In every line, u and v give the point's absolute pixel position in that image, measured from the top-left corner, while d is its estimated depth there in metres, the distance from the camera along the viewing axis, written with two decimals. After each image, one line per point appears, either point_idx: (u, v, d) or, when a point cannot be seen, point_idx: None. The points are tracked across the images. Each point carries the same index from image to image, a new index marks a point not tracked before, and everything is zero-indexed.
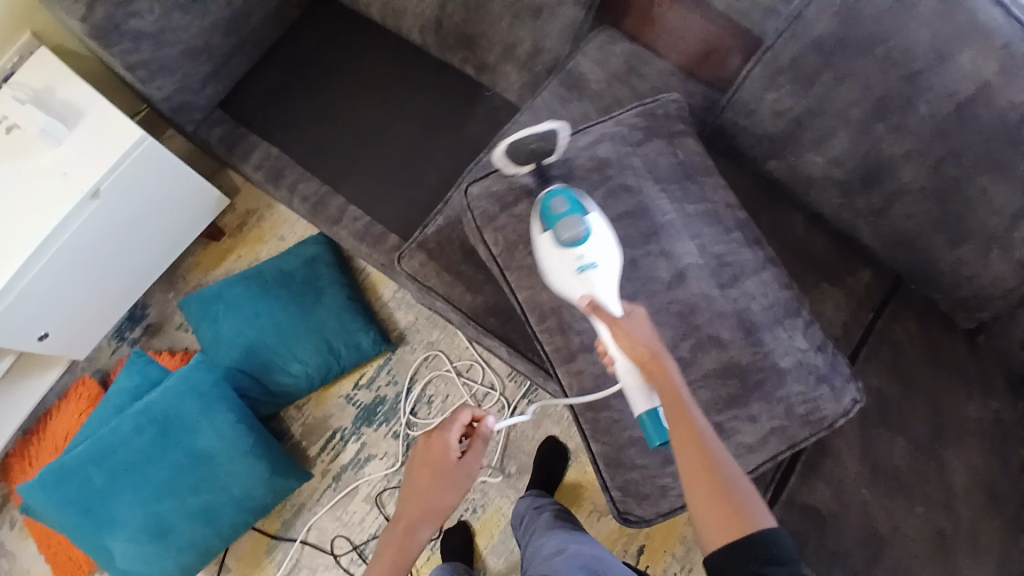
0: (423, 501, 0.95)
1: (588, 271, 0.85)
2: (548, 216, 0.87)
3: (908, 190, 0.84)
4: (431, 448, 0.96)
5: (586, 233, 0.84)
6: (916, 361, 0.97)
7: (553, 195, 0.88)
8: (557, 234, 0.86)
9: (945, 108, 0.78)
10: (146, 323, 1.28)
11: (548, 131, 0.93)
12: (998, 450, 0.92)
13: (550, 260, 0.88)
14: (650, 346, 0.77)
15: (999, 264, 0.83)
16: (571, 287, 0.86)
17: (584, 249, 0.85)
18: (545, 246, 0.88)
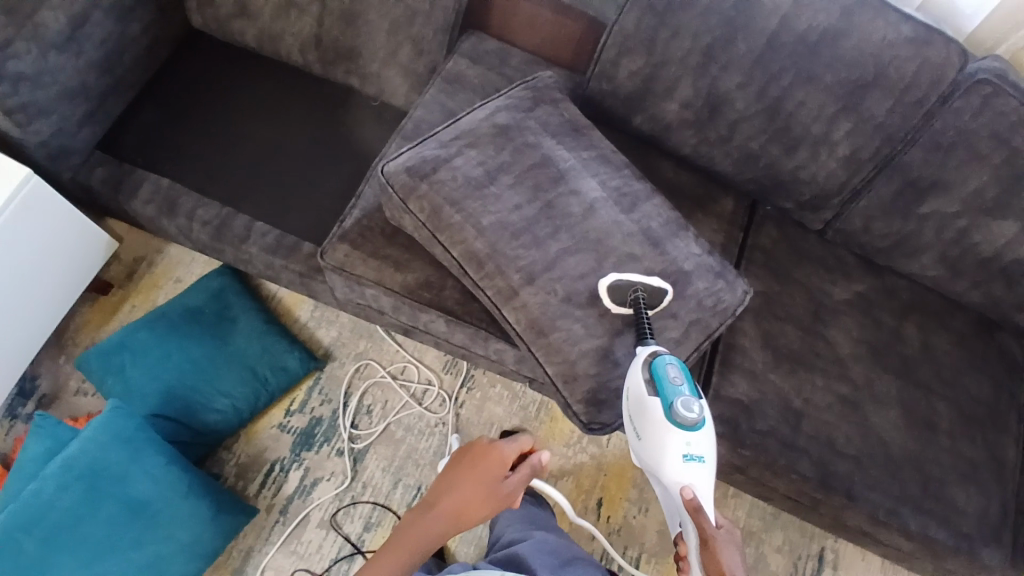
0: (465, 499, 0.89)
1: (692, 464, 0.80)
2: (658, 386, 0.80)
3: (745, 116, 1.05)
4: (485, 458, 0.90)
5: (703, 424, 0.79)
6: (785, 258, 1.17)
7: (665, 362, 0.82)
8: (670, 411, 0.80)
9: (759, 42, 0.99)
10: (38, 396, 1.18)
11: (658, 288, 0.90)
12: (868, 315, 1.15)
13: (654, 439, 0.81)
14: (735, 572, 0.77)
15: (828, 160, 1.06)
16: (670, 471, 0.80)
17: (695, 437, 0.80)
18: (652, 417, 0.81)
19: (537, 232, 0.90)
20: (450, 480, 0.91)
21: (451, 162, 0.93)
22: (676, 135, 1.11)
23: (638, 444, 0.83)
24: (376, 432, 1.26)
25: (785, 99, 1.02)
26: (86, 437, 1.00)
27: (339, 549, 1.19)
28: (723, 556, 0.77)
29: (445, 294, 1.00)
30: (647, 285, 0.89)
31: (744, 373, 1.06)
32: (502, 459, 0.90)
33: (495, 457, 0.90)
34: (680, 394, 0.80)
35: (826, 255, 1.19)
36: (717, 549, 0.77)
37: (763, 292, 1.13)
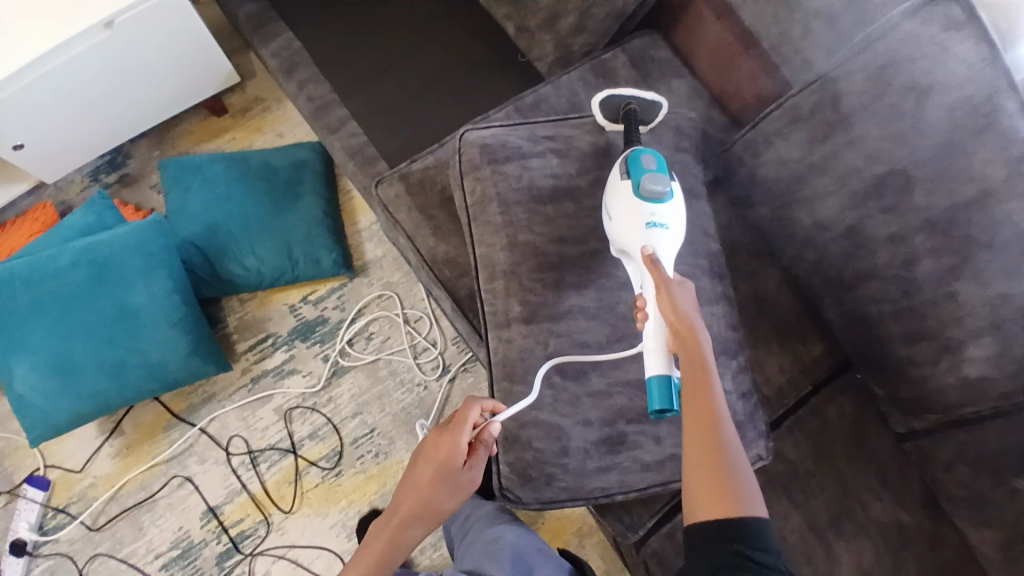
0: (429, 499, 0.78)
1: (655, 230, 0.73)
2: (630, 167, 0.76)
3: (879, 273, 0.85)
4: (437, 449, 0.78)
5: (668, 193, 0.74)
6: (840, 440, 0.98)
7: (643, 149, 0.78)
8: (638, 186, 0.75)
9: (939, 203, 0.79)
10: (123, 173, 1.29)
11: (652, 102, 0.89)
12: (897, 556, 0.94)
13: (620, 208, 0.76)
14: (693, 316, 0.67)
15: (949, 375, 0.84)
16: (631, 240, 0.74)
17: (661, 209, 0.74)
18: (618, 192, 0.76)
19: (563, 277, 0.82)
20: (409, 477, 0.80)
21: (527, 160, 0.86)
22: (793, 251, 0.94)
23: (609, 231, 0.78)
24: (364, 360, 1.27)
25: (935, 282, 0.81)
26: (121, 232, 1.08)
27: (279, 439, 1.23)
28: (676, 297, 0.68)
29: (462, 283, 0.94)
30: (641, 101, 0.89)
31: None
32: (455, 447, 0.77)
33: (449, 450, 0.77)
34: (650, 173, 0.75)
35: (892, 465, 0.98)
36: (672, 294, 0.68)
37: (789, 461, 0.97)
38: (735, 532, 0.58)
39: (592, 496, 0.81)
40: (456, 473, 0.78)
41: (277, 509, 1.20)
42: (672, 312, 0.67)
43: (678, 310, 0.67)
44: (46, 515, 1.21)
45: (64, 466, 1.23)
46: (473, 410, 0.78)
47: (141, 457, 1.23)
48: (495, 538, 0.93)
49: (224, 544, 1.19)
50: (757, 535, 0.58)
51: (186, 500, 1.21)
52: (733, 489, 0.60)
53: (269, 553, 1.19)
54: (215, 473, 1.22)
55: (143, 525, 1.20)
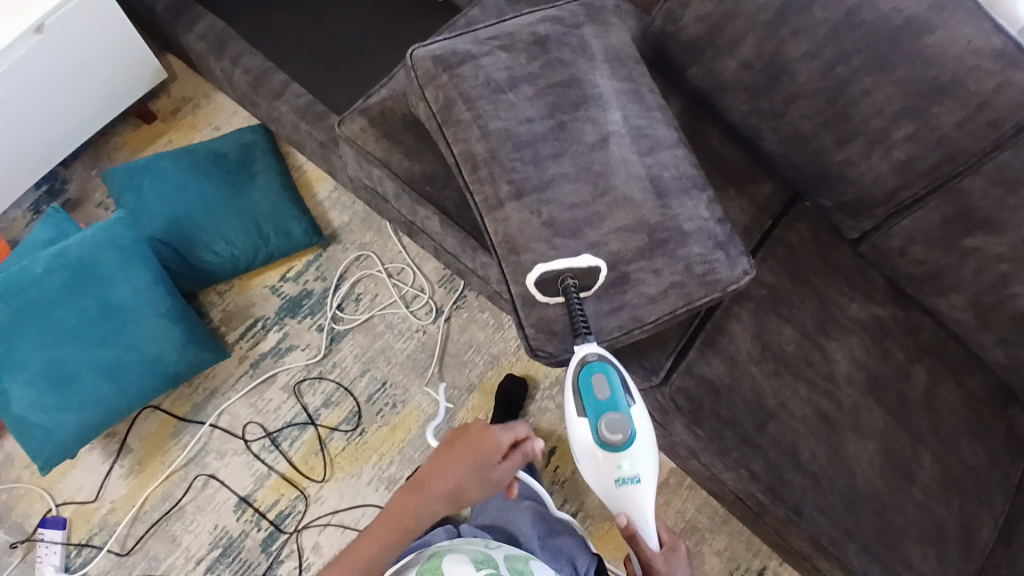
0: (459, 484, 0.80)
1: (626, 485, 0.80)
2: (585, 402, 0.79)
3: (804, 91, 0.96)
4: (476, 437, 0.82)
5: (631, 444, 0.78)
6: (807, 259, 1.09)
7: (592, 371, 0.79)
8: (597, 431, 0.79)
9: (835, 15, 0.91)
10: (64, 198, 1.26)
11: (591, 266, 0.86)
12: (878, 342, 1.06)
13: (587, 459, 0.81)
14: None
15: (881, 164, 0.97)
16: (610, 493, 0.82)
17: (627, 456, 0.79)
18: (582, 441, 0.80)
19: (540, 151, 0.89)
20: (439, 458, 0.83)
21: (479, 60, 0.92)
22: (729, 98, 1.03)
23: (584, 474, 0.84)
24: (358, 321, 1.29)
25: (850, 84, 0.93)
26: (87, 234, 1.08)
27: (295, 414, 1.24)
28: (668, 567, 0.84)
29: (445, 194, 0.99)
30: (578, 269, 0.86)
31: (724, 358, 1.02)
32: (495, 443, 0.81)
33: (488, 441, 0.80)
34: (609, 415, 0.79)
35: (855, 269, 1.10)
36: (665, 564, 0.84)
37: (773, 285, 1.07)
38: None
39: (612, 336, 0.90)
40: (488, 470, 0.81)
41: (310, 481, 1.21)
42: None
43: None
44: (69, 555, 1.16)
45: (76, 501, 1.19)
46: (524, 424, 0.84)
47: (155, 469, 1.21)
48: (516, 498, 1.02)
49: (266, 529, 1.19)
50: None
51: (216, 497, 1.20)
52: None
53: (314, 524, 1.19)
54: (239, 463, 1.22)
55: (176, 535, 1.18)
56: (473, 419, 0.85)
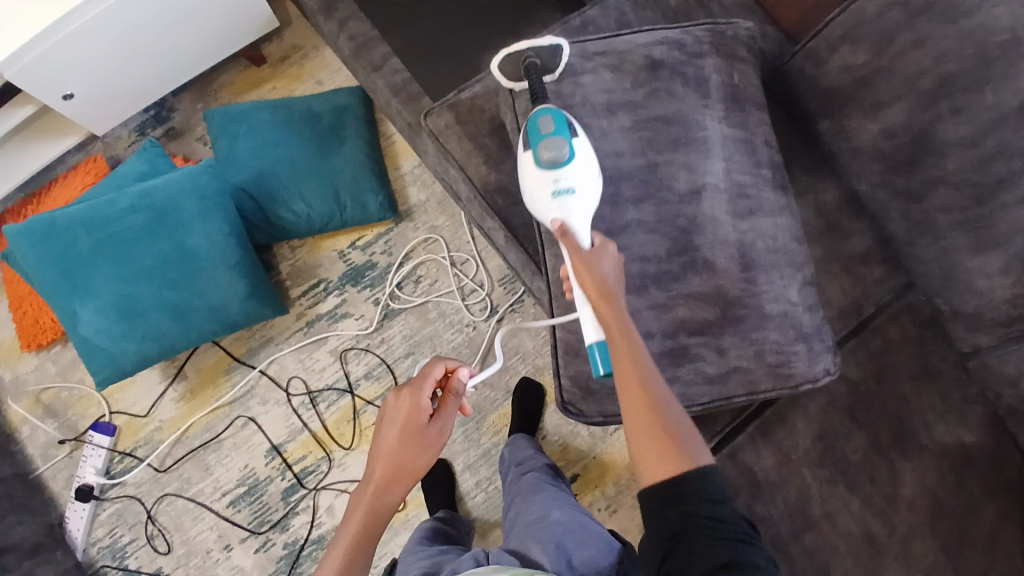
0: (400, 456, 0.78)
1: (563, 198, 0.75)
2: (530, 134, 0.78)
3: (948, 179, 0.82)
4: (399, 409, 0.80)
5: (568, 155, 0.74)
6: (902, 361, 0.96)
7: (541, 111, 0.78)
8: (537, 156, 0.76)
9: (1011, 100, 0.75)
10: (168, 126, 1.31)
11: (552, 45, 0.84)
12: (960, 473, 0.93)
13: (528, 183, 0.78)
14: (608, 282, 0.71)
15: (1019, 283, 0.82)
16: (545, 211, 0.77)
17: (564, 174, 0.75)
18: (524, 166, 0.78)
19: (620, 192, 0.82)
20: (379, 448, 0.79)
21: (580, 77, 0.85)
22: (856, 164, 0.90)
23: (529, 206, 0.80)
24: (414, 303, 1.28)
25: (1006, 185, 0.78)
26: (176, 176, 1.11)
27: (336, 380, 1.27)
28: (594, 267, 0.71)
29: (515, 210, 0.95)
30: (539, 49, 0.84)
31: (774, 449, 0.93)
32: (419, 402, 0.80)
33: (410, 403, 0.79)
34: (548, 138, 0.76)
35: (957, 385, 0.96)
36: (591, 263, 0.72)
37: (854, 381, 0.95)
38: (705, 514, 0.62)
39: None
40: (424, 429, 0.80)
41: (338, 446, 1.25)
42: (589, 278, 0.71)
43: (595, 275, 0.71)
44: (112, 460, 1.25)
45: (129, 412, 1.27)
46: (436, 363, 0.82)
47: (204, 400, 1.27)
48: (539, 517, 0.91)
49: (289, 480, 1.24)
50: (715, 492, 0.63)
51: (251, 440, 1.26)
52: (681, 448, 0.64)
53: (332, 488, 1.24)
54: (277, 414, 1.27)
55: (210, 465, 1.25)
56: (392, 388, 0.83)
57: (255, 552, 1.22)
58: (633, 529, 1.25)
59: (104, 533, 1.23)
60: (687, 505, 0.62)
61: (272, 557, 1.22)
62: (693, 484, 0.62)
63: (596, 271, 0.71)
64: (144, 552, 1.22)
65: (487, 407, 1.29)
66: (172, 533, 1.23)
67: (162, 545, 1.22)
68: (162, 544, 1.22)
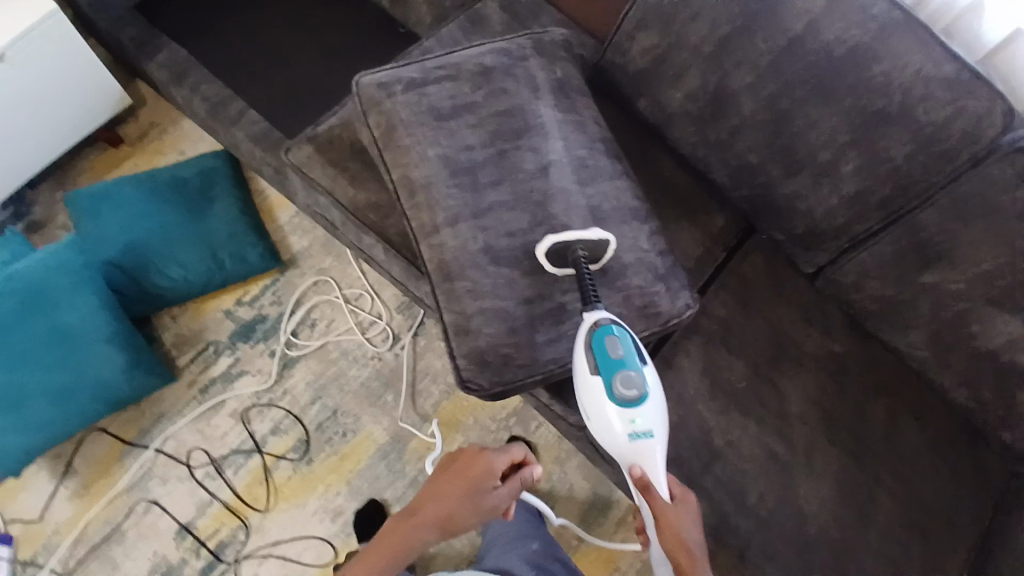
0: (451, 509, 0.84)
1: (639, 441, 0.76)
2: (599, 362, 0.76)
3: (750, 122, 0.95)
4: (473, 462, 0.87)
5: (646, 398, 0.75)
6: (760, 293, 1.06)
7: (604, 333, 0.76)
8: (611, 387, 0.75)
9: (779, 44, 0.89)
10: (28, 220, 1.26)
11: (602, 240, 0.82)
12: (834, 379, 1.03)
13: (598, 415, 0.77)
14: (692, 547, 0.76)
15: (830, 197, 0.95)
16: (621, 451, 0.77)
17: (640, 413, 0.75)
18: (593, 394, 0.76)
19: (478, 178, 0.88)
20: (439, 484, 0.87)
21: (423, 87, 0.92)
22: (677, 129, 1.02)
23: (593, 431, 0.79)
24: (312, 346, 1.27)
25: (795, 116, 0.91)
26: (37, 258, 1.07)
27: (242, 442, 1.22)
28: (678, 527, 0.76)
29: (388, 222, 0.99)
30: (589, 242, 0.81)
31: (669, 393, 1.00)
32: (491, 468, 0.87)
33: (482, 466, 0.86)
34: (622, 370, 0.75)
35: (812, 304, 1.07)
36: (673, 526, 0.76)
37: (724, 319, 1.04)
38: None
39: (548, 368, 0.86)
40: (482, 496, 0.86)
41: (254, 511, 1.19)
42: (673, 544, 0.76)
43: (680, 541, 0.76)
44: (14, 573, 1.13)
45: (23, 519, 1.16)
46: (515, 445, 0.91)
47: (99, 493, 1.17)
48: (520, 542, 1.08)
49: (206, 559, 1.16)
50: None
51: (156, 525, 1.16)
52: None
53: (254, 556, 1.17)
54: (182, 491, 1.19)
55: (117, 561, 1.14)
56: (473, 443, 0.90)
57: None
58: (574, 522, 1.26)
59: None
60: None
61: None
62: None
63: (682, 536, 0.76)
64: None
65: (408, 433, 1.24)
66: None
67: None
68: None
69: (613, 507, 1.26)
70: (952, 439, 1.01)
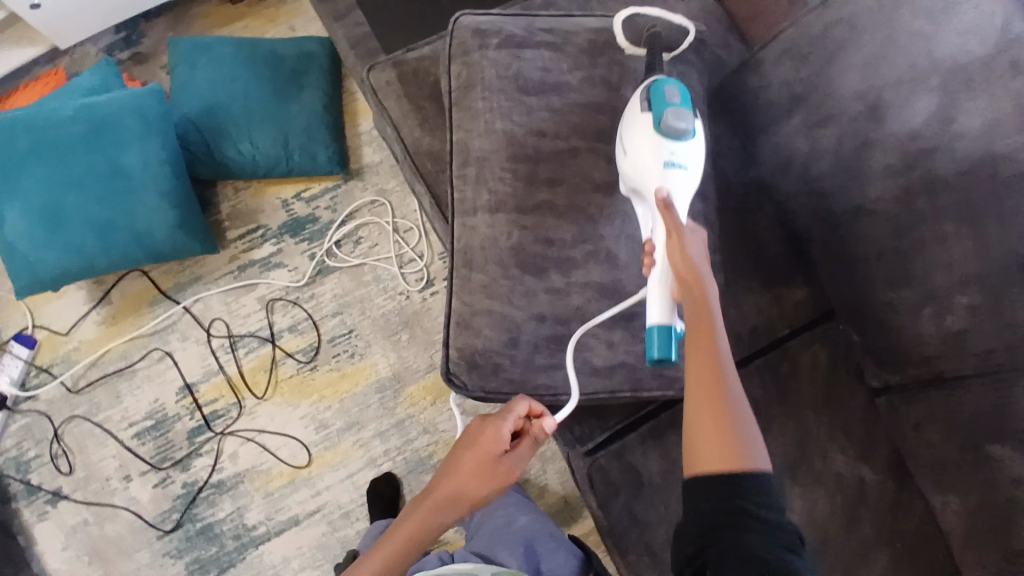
0: (461, 483, 0.75)
1: (672, 171, 0.71)
2: (653, 99, 0.73)
3: (871, 209, 0.80)
4: (477, 434, 0.75)
5: (692, 134, 0.71)
6: (807, 390, 0.95)
7: (665, 81, 0.74)
8: (659, 119, 0.72)
9: (943, 133, 0.73)
10: (135, 51, 1.29)
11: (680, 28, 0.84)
12: (849, 508, 0.92)
13: (635, 147, 0.73)
14: (700, 267, 0.67)
15: (928, 324, 0.80)
16: (647, 179, 0.72)
17: (680, 147, 0.71)
18: (638, 126, 0.73)
19: (536, 169, 0.80)
20: (448, 462, 0.78)
21: (520, 49, 0.83)
22: (788, 183, 0.88)
23: (625, 171, 0.75)
24: (350, 263, 1.27)
25: (925, 222, 0.76)
26: (121, 96, 1.10)
27: (260, 328, 1.26)
28: (686, 245, 0.68)
29: (442, 179, 0.93)
30: (668, 25, 0.84)
31: (662, 455, 0.91)
32: (496, 435, 0.74)
33: (488, 435, 0.74)
34: (673, 108, 0.72)
35: (860, 421, 0.94)
36: (683, 242, 0.68)
37: (754, 399, 0.95)
38: (742, 493, 0.59)
39: (536, 393, 0.80)
40: (493, 465, 0.75)
41: (250, 394, 1.24)
42: (682, 261, 0.67)
43: (688, 258, 0.67)
44: (29, 373, 1.24)
45: (50, 328, 1.26)
46: (520, 404, 0.75)
47: (123, 328, 1.26)
48: (509, 521, 0.97)
49: (197, 421, 1.23)
50: (765, 495, 0.60)
51: (164, 374, 1.25)
52: (737, 448, 0.61)
53: (238, 434, 1.23)
54: (195, 352, 1.26)
55: (120, 393, 1.24)
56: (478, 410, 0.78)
57: (153, 486, 1.21)
58: None
59: (11, 445, 1.22)
60: (740, 500, 0.59)
61: (169, 494, 1.21)
62: (750, 486, 0.60)
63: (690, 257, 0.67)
64: (45, 470, 1.21)
65: (412, 380, 1.24)
66: (75, 454, 1.21)
67: (64, 465, 1.21)
68: (64, 465, 1.21)
69: (577, 521, 1.24)
70: None
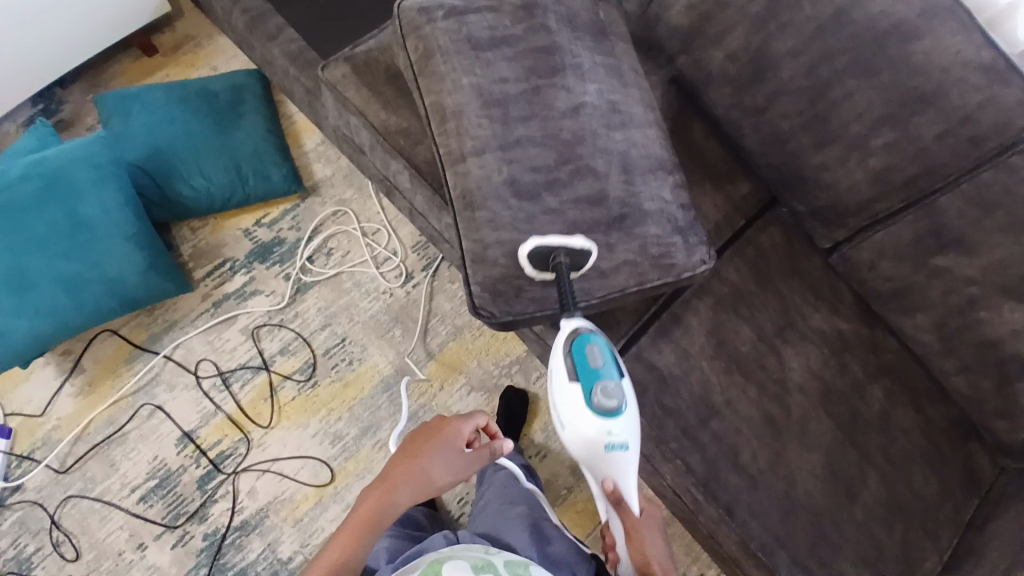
0: (421, 466, 0.83)
1: (614, 451, 0.82)
2: (580, 371, 0.82)
3: (787, 89, 0.95)
4: (438, 428, 0.86)
5: (622, 411, 0.81)
6: (774, 265, 1.07)
7: (586, 343, 0.83)
8: (591, 395, 0.81)
9: (825, 11, 0.90)
10: (57, 119, 1.30)
11: (581, 247, 0.85)
12: (838, 355, 1.04)
13: (577, 426, 0.82)
14: (659, 563, 0.90)
15: (857, 171, 0.95)
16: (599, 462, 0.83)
17: (614, 424, 0.81)
18: (571, 401, 0.82)
19: (508, 110, 0.89)
20: (405, 452, 0.85)
21: (465, 15, 0.93)
22: (712, 91, 1.01)
23: (570, 448, 0.85)
24: (327, 275, 1.29)
25: (833, 85, 0.91)
26: (68, 149, 1.10)
27: (250, 358, 1.25)
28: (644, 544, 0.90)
29: (416, 149, 0.99)
30: (570, 248, 0.85)
31: (673, 347, 1.02)
32: (457, 431, 0.86)
33: (451, 427, 0.86)
34: (602, 380, 0.82)
35: (823, 280, 1.08)
36: (640, 543, 0.90)
37: (736, 284, 1.06)
38: None
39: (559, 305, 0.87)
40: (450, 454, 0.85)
41: (255, 426, 1.21)
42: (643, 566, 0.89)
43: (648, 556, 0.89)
44: (10, 465, 1.17)
45: (24, 413, 1.20)
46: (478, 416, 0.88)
47: (103, 394, 1.21)
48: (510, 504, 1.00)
49: (204, 467, 1.18)
50: None
51: (158, 429, 1.20)
52: None
53: (252, 469, 1.19)
54: (186, 399, 1.22)
55: (115, 461, 1.18)
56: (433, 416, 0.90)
57: (172, 548, 1.15)
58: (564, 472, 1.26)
59: (8, 544, 1.13)
60: None
61: (191, 551, 1.14)
62: None
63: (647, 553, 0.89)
64: (50, 561, 1.12)
65: (414, 371, 1.26)
66: (79, 536, 1.14)
67: (70, 550, 1.13)
68: (69, 550, 1.13)
69: None
70: (946, 433, 1.01)
